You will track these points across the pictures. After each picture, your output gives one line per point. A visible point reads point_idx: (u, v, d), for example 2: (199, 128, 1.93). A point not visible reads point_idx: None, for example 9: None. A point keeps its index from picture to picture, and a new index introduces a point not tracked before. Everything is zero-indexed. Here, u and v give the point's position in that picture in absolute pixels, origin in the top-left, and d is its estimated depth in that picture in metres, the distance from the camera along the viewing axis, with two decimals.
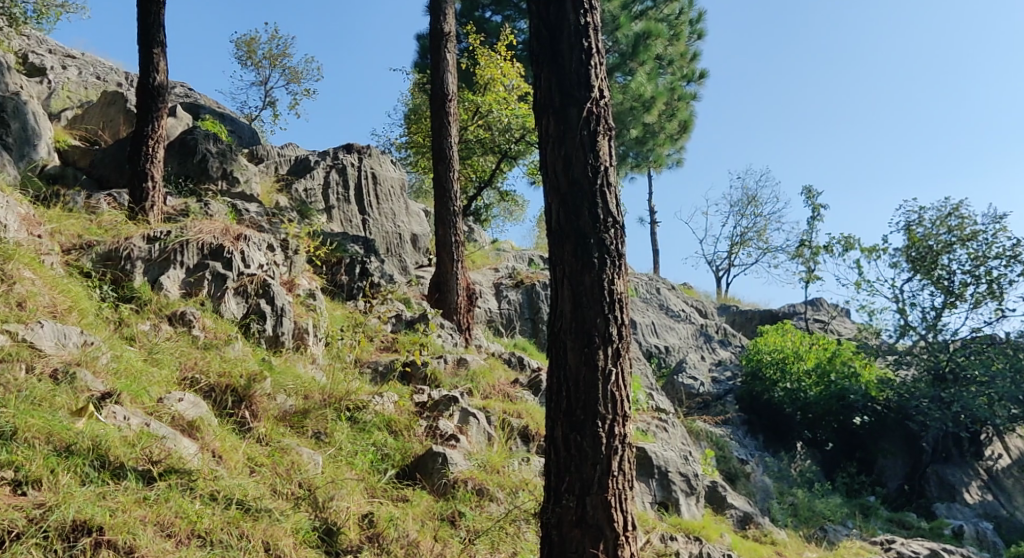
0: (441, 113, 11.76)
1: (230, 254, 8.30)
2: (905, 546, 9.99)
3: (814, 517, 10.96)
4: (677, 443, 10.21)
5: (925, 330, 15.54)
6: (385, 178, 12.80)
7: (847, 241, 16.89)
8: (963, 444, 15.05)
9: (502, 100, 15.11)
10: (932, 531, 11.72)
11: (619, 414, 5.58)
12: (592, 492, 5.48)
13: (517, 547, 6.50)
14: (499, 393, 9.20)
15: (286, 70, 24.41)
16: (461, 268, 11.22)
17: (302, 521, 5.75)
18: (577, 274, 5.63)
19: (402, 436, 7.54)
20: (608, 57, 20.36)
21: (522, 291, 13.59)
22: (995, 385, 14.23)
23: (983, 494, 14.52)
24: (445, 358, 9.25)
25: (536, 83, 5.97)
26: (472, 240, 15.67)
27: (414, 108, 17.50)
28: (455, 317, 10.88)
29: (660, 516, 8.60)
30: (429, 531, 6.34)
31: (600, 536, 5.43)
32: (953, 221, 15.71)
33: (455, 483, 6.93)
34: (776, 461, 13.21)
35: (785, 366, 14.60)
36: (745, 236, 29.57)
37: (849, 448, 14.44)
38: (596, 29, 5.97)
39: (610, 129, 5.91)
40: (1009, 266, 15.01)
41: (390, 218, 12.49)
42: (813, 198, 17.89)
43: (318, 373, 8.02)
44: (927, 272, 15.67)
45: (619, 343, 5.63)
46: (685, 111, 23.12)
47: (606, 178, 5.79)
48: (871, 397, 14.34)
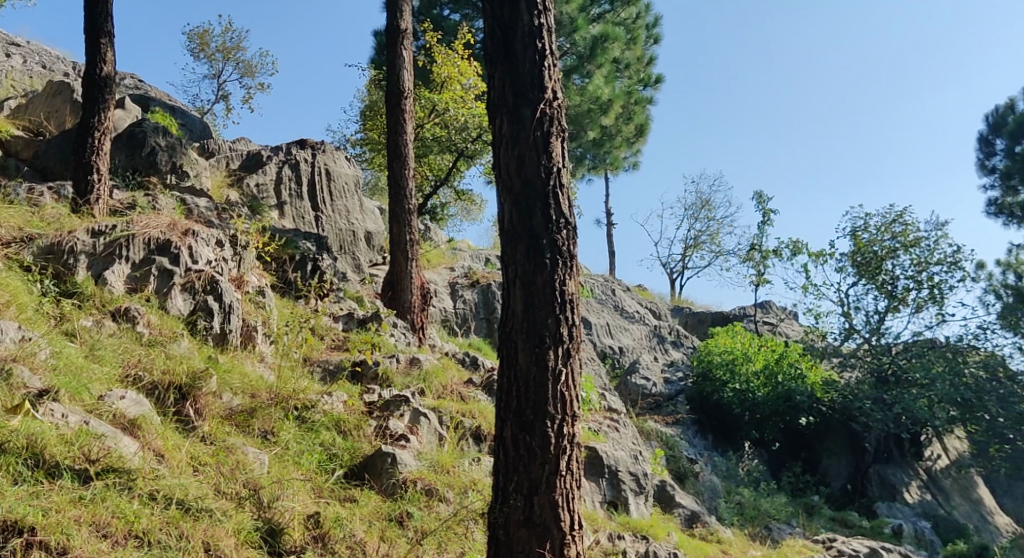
0: (396, 110, 11.67)
1: (178, 249, 8.18)
2: (846, 544, 10.18)
3: (759, 516, 11.10)
4: (628, 443, 10.28)
5: (869, 334, 15.92)
6: (339, 175, 12.66)
7: (795, 246, 17.16)
8: (904, 445, 15.42)
9: (460, 98, 15.05)
10: (873, 529, 11.98)
11: (568, 414, 5.61)
12: (540, 492, 5.50)
13: (465, 547, 6.50)
14: (452, 394, 9.17)
15: (240, 64, 24.05)
16: (415, 267, 11.19)
17: (245, 522, 5.68)
18: (529, 274, 5.64)
19: (351, 436, 7.47)
20: (565, 59, 20.43)
21: (478, 291, 13.59)
22: (935, 387, 14.67)
23: (923, 493, 14.86)
24: (396, 357, 9.18)
25: (489, 83, 5.96)
26: (427, 238, 15.56)
27: (370, 105, 17.32)
28: (409, 316, 10.83)
29: (608, 515, 8.67)
30: (376, 531, 6.32)
31: (547, 535, 5.45)
32: (897, 228, 16.08)
33: (404, 484, 6.91)
34: (725, 461, 13.35)
35: (734, 367, 14.72)
36: (698, 239, 29.90)
37: (794, 448, 14.78)
38: (549, 30, 5.99)
39: (562, 130, 5.94)
40: (949, 272, 15.41)
41: (344, 215, 12.38)
42: (764, 203, 18.15)
43: (265, 372, 7.94)
44: (872, 276, 16.02)
45: (569, 344, 5.65)
46: (642, 114, 23.27)
47: (559, 179, 5.81)
48: (817, 398, 14.62)
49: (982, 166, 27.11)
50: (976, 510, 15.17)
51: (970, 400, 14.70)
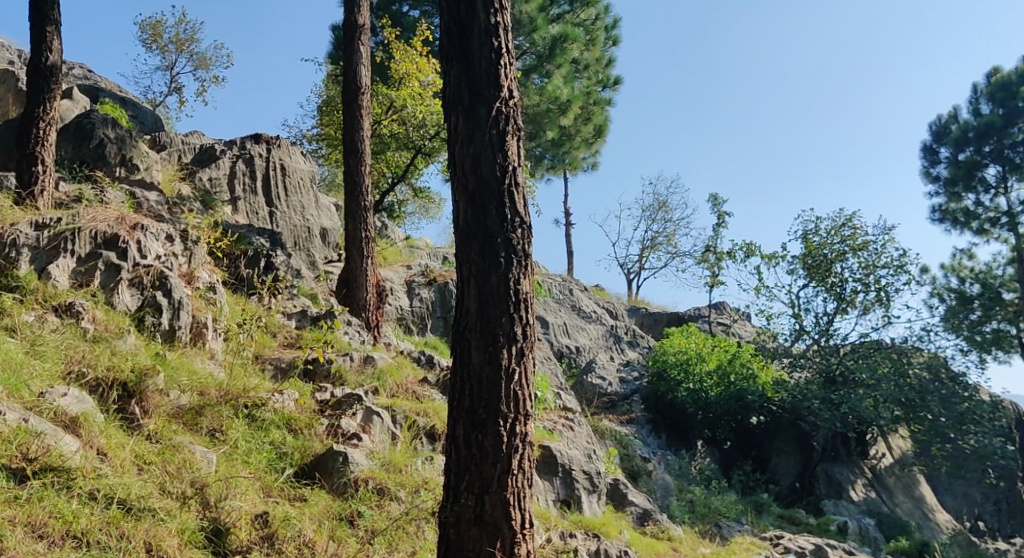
0: (352, 106, 11.55)
1: (126, 244, 8.01)
2: (793, 541, 10.36)
3: (710, 513, 11.23)
4: (582, 441, 10.31)
5: (818, 335, 16.21)
6: (294, 170, 12.50)
7: (749, 248, 17.39)
8: (850, 444, 15.73)
9: (417, 95, 14.99)
10: (819, 526, 12.21)
11: (520, 413, 5.61)
12: (491, 491, 5.49)
13: (415, 546, 6.48)
14: (406, 392, 9.12)
15: (194, 56, 23.63)
16: (371, 265, 11.11)
17: (189, 521, 5.58)
18: (483, 273, 5.63)
19: (302, 435, 7.39)
20: (525, 59, 20.46)
21: (434, 290, 13.55)
22: (881, 388, 15.02)
23: (868, 491, 15.16)
24: (351, 355, 9.09)
25: (444, 81, 5.94)
26: (384, 236, 15.44)
27: (328, 100, 17.13)
28: (364, 314, 10.76)
29: (561, 513, 8.70)
30: (327, 531, 6.25)
31: (498, 534, 5.45)
32: (846, 231, 16.39)
33: (355, 483, 6.87)
34: (678, 459, 13.47)
35: (687, 367, 14.88)
36: (655, 240, 30.15)
37: (745, 446, 14.96)
38: (506, 29, 5.99)
39: (518, 129, 5.95)
40: (896, 275, 15.74)
41: (299, 211, 12.25)
42: (719, 206, 18.36)
43: (215, 369, 7.82)
44: (822, 279, 16.30)
45: (523, 343, 5.66)
46: (601, 115, 23.38)
47: (514, 178, 5.82)
48: (768, 398, 14.84)
49: (927, 173, 27.77)
50: (918, 508, 15.47)
51: (914, 400, 15.12)
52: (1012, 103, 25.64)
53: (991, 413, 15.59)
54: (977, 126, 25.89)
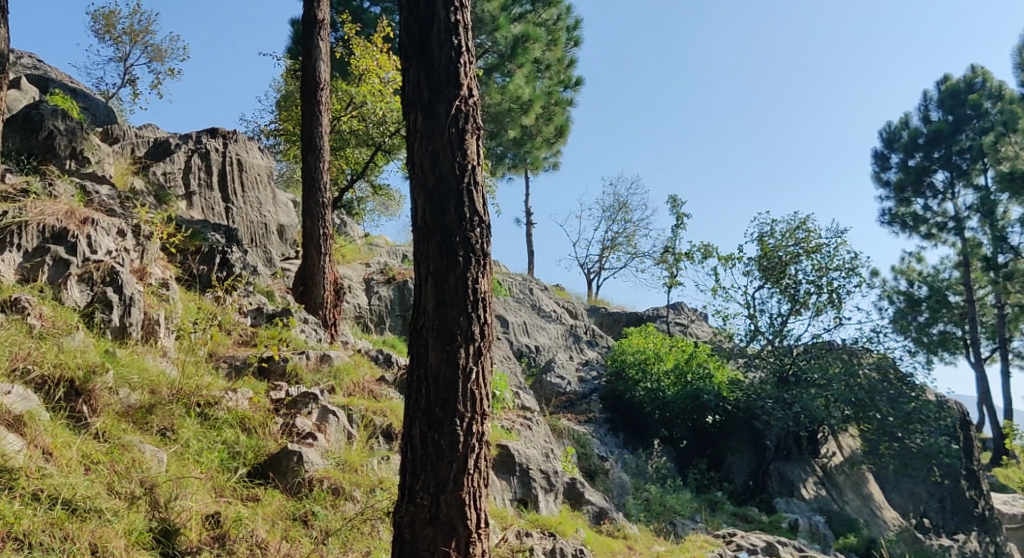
0: (311, 101, 11.41)
1: (75, 239, 7.91)
2: (744, 538, 10.47)
3: (665, 511, 11.33)
4: (539, 441, 10.31)
5: (773, 335, 16.44)
6: (252, 165, 12.32)
7: (706, 249, 17.55)
8: (802, 442, 15.99)
9: (378, 92, 14.73)
10: (771, 524, 12.40)
11: (477, 413, 5.60)
12: (447, 490, 5.48)
13: (370, 546, 6.42)
14: (363, 391, 9.05)
15: (149, 48, 23.20)
16: (329, 262, 11.01)
17: (137, 522, 5.49)
18: (441, 272, 5.61)
19: (256, 434, 7.29)
20: (487, 58, 20.44)
21: (394, 287, 13.48)
22: (832, 389, 15.39)
23: (818, 489, 15.40)
24: (307, 353, 8.99)
25: (403, 78, 5.91)
26: (343, 233, 15.29)
27: (286, 95, 16.93)
28: (321, 312, 10.67)
29: (518, 512, 8.71)
30: (280, 531, 6.20)
31: (453, 533, 5.44)
32: (800, 234, 16.65)
33: (309, 483, 6.81)
34: (634, 458, 13.58)
35: (645, 367, 14.98)
36: (615, 241, 30.33)
37: (701, 445, 15.16)
38: (466, 28, 5.97)
39: (478, 128, 5.93)
40: (848, 277, 16.02)
41: (255, 207, 12.10)
42: (677, 207, 18.52)
43: (168, 367, 7.68)
44: (776, 280, 16.54)
45: (480, 342, 5.64)
46: (562, 115, 23.43)
47: (474, 177, 5.80)
48: (722, 397, 15.03)
49: (877, 178, 28.35)
50: (867, 505, 15.72)
51: (863, 399, 15.53)
52: (960, 111, 26.32)
53: (937, 413, 15.96)
54: (927, 133, 26.51)
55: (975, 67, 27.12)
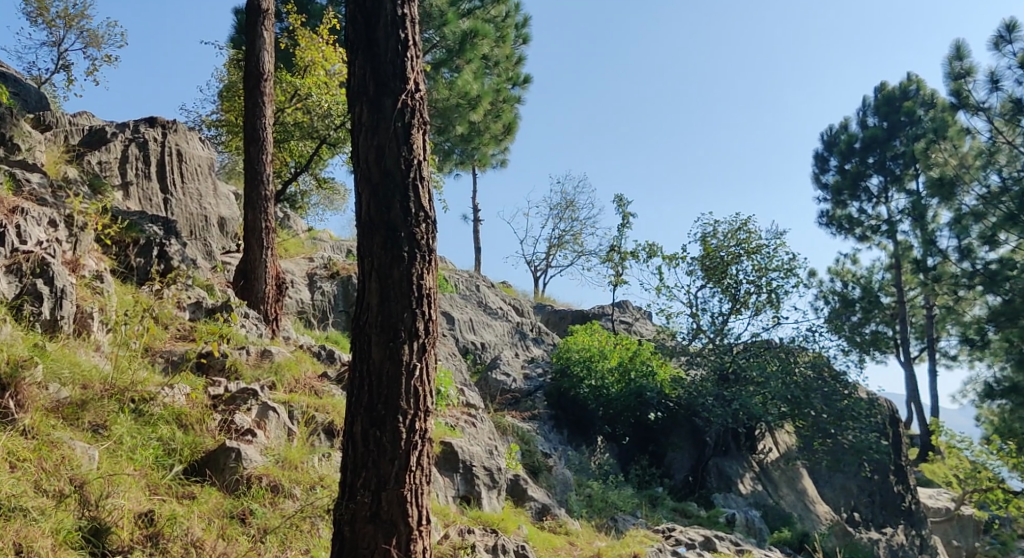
0: (254, 92, 11.17)
1: (4, 228, 7.54)
2: (683, 533, 10.60)
3: (606, 507, 11.42)
4: (483, 438, 10.29)
5: (713, 334, 16.70)
6: (192, 156, 12.05)
7: (651, 249, 17.73)
8: (740, 439, 16.26)
9: (323, 84, 14.42)
10: (709, 519, 12.60)
11: (420, 409, 5.55)
12: (388, 487, 5.43)
13: (309, 545, 6.33)
14: (305, 387, 8.91)
15: (84, 33, 22.51)
16: (271, 257, 10.83)
17: (65, 521, 5.36)
18: (385, 267, 5.55)
19: (193, 431, 7.13)
20: (435, 52, 20.29)
21: (337, 283, 13.33)
22: (770, 386, 15.66)
23: (755, 484, 15.66)
24: (247, 349, 8.83)
25: (349, 70, 5.83)
26: (286, 226, 15.06)
27: (229, 86, 16.60)
28: (262, 307, 10.48)
29: (461, 509, 8.70)
30: (216, 529, 6.07)
31: (394, 531, 5.39)
32: (741, 235, 16.93)
33: (247, 480, 6.70)
34: (578, 454, 13.66)
35: (590, 364, 15.00)
36: (562, 239, 30.45)
37: (642, 442, 15.31)
38: (413, 22, 5.91)
39: (424, 122, 5.88)
40: (786, 278, 16.35)
41: (196, 199, 11.84)
42: (623, 206, 18.67)
43: (100, 361, 7.49)
44: (718, 280, 16.80)
45: (425, 339, 5.60)
46: (509, 112, 23.42)
47: (420, 172, 5.76)
48: (665, 394, 15.27)
49: (817, 180, 29.00)
50: (800, 500, 16.03)
51: (799, 397, 15.86)
52: (895, 117, 27.06)
53: (868, 410, 16.41)
54: (863, 138, 27.19)
55: (910, 75, 27.93)
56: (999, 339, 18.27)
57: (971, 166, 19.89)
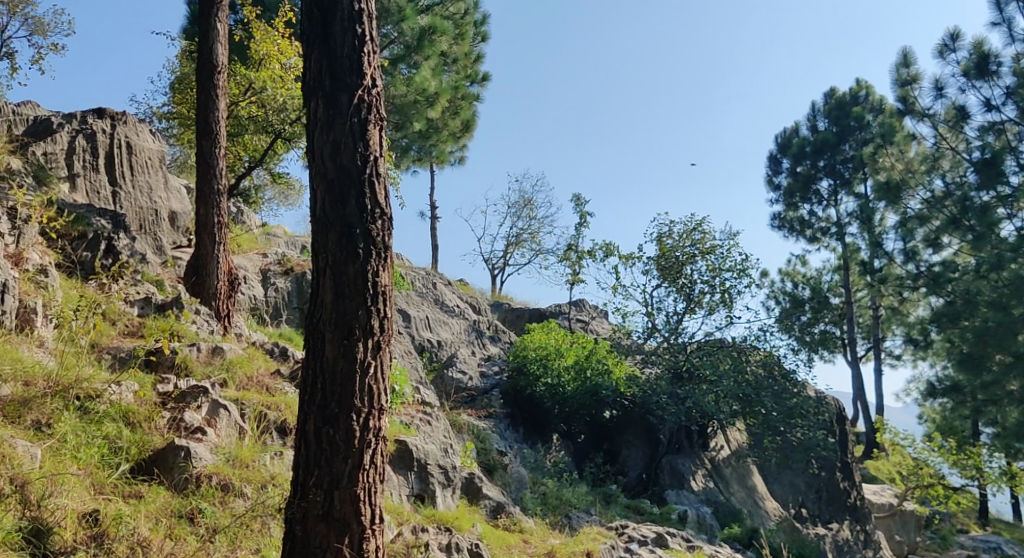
0: (207, 85, 10.96)
1: None
2: (636, 530, 10.70)
3: (561, 504, 11.48)
4: (439, 436, 10.25)
5: (668, 333, 16.88)
6: (142, 148, 11.80)
7: (607, 248, 17.82)
8: (693, 436, 16.44)
9: (279, 77, 14.30)
10: (662, 515, 12.71)
11: (375, 407, 5.50)
12: (341, 486, 5.37)
13: (260, 544, 6.24)
14: (257, 385, 8.78)
15: (30, 21, 21.86)
16: (223, 252, 10.65)
17: (5, 521, 5.23)
18: (340, 264, 5.49)
19: (140, 429, 6.98)
20: (393, 48, 20.11)
21: (292, 279, 13.17)
22: (722, 385, 15.90)
23: (707, 481, 15.79)
24: (198, 345, 8.67)
25: (304, 65, 5.75)
26: (239, 221, 14.82)
27: (181, 77, 16.29)
28: (213, 303, 10.32)
29: (415, 508, 8.66)
30: (163, 529, 5.96)
31: (346, 530, 5.34)
32: (696, 236, 17.11)
33: (196, 479, 6.58)
34: (533, 452, 13.69)
35: (547, 362, 14.97)
36: (520, 237, 30.44)
37: (597, 440, 15.41)
38: (370, 16, 5.85)
39: (381, 118, 5.83)
40: (740, 278, 16.56)
41: (146, 192, 11.60)
42: (581, 205, 18.74)
43: (45, 358, 7.29)
44: (673, 280, 16.96)
45: (379, 336, 5.55)
46: (467, 109, 23.35)
47: (376, 168, 5.70)
48: (620, 393, 15.39)
49: (769, 182, 29.43)
50: (750, 496, 16.25)
51: (750, 395, 16.13)
52: (845, 121, 27.56)
53: (816, 408, 16.75)
54: (814, 142, 27.65)
55: (860, 81, 28.47)
56: (942, 339, 18.73)
57: (917, 170, 20.37)
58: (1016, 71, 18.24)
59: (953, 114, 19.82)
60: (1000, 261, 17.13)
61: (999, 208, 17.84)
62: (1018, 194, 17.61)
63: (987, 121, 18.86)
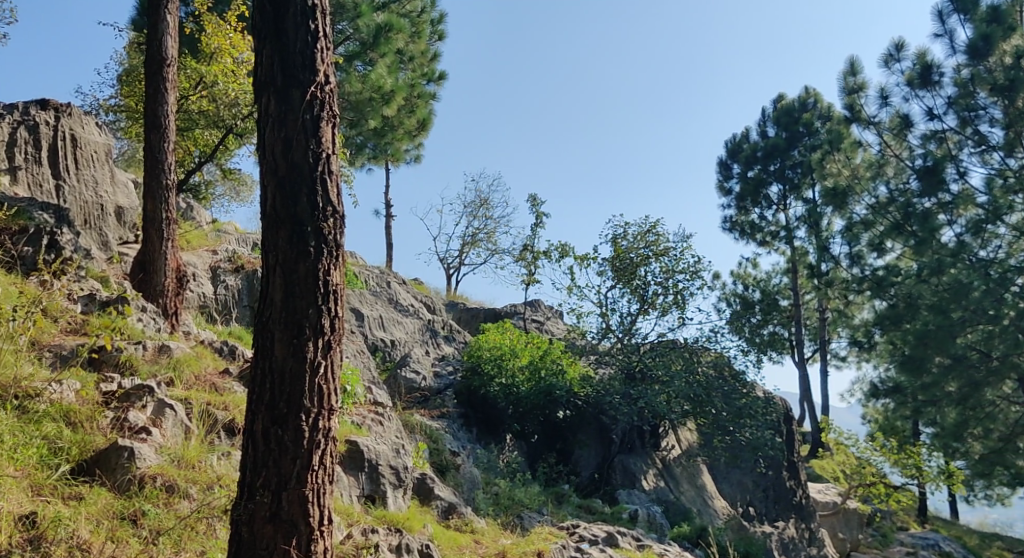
0: (155, 77, 10.73)
1: None
2: (587, 530, 10.74)
3: (513, 504, 11.49)
4: (390, 437, 10.18)
5: (622, 334, 17.05)
6: (87, 142, 11.53)
7: (563, 249, 17.91)
8: (645, 436, 16.55)
9: (230, 72, 14.09)
10: (613, 515, 12.81)
11: (325, 407, 5.45)
12: (289, 487, 5.31)
13: (206, 546, 6.11)
14: (204, 384, 8.63)
15: None
16: (171, 248, 10.46)
17: None
18: (291, 262, 5.43)
19: (81, 429, 6.83)
20: (348, 44, 19.89)
21: (242, 277, 12.99)
22: (673, 385, 16.09)
23: (658, 481, 15.92)
24: (143, 344, 8.50)
25: (256, 60, 5.68)
26: (188, 217, 14.58)
27: (130, 69, 15.94)
28: (161, 301, 10.13)
29: (365, 509, 8.59)
30: (105, 531, 5.84)
31: (294, 532, 5.28)
32: (650, 238, 17.27)
33: (140, 480, 6.45)
34: (486, 452, 13.68)
35: (501, 362, 15.06)
36: (476, 237, 30.40)
37: (550, 439, 15.43)
38: (323, 13, 5.79)
39: (333, 115, 5.77)
40: (692, 280, 16.77)
41: (91, 186, 11.34)
42: (537, 206, 18.79)
43: None
44: (627, 281, 17.09)
45: (330, 336, 5.50)
46: (424, 108, 23.25)
47: (328, 166, 5.64)
48: (574, 393, 15.49)
49: (721, 186, 29.85)
50: (700, 496, 16.40)
51: (701, 396, 16.36)
52: (794, 127, 28.05)
53: (764, 408, 17.06)
54: (764, 147, 28.10)
55: (808, 89, 28.99)
56: (885, 341, 19.19)
57: (863, 177, 20.85)
58: (957, 82, 18.72)
59: (897, 122, 20.31)
60: (939, 265, 17.43)
61: (940, 215, 18.33)
62: (958, 201, 18.09)
63: (929, 130, 19.34)
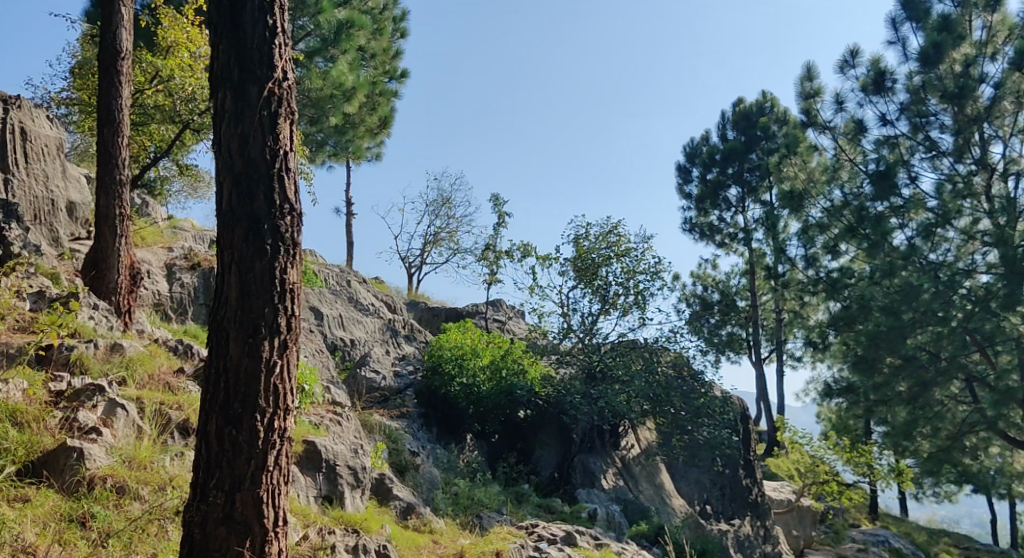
0: (109, 70, 10.51)
1: None
2: (546, 529, 10.76)
3: (472, 504, 11.46)
4: (349, 437, 10.09)
5: (583, 334, 17.15)
6: (38, 135, 11.26)
7: (525, 249, 17.91)
8: (604, 435, 16.63)
9: (187, 66, 13.70)
10: (572, 514, 12.87)
11: (281, 406, 5.37)
12: (243, 488, 5.23)
13: (157, 547, 5.99)
14: (158, 383, 8.46)
15: None
16: (124, 245, 10.26)
17: None
18: (247, 260, 5.35)
19: (29, 429, 6.67)
20: (309, 40, 19.65)
21: (198, 275, 12.80)
22: (633, 385, 16.20)
23: (617, 480, 16.01)
24: (95, 342, 8.32)
25: (212, 55, 5.59)
26: (143, 214, 14.35)
27: (83, 62, 15.60)
28: (113, 299, 9.93)
29: (322, 510, 8.52)
30: (52, 534, 5.73)
31: (247, 533, 5.21)
32: (612, 238, 17.36)
33: (89, 482, 6.32)
34: (446, 452, 13.64)
35: (462, 362, 15.00)
36: (437, 236, 30.29)
37: (511, 439, 15.44)
38: (281, 8, 5.72)
39: (291, 112, 5.70)
40: (652, 280, 16.87)
41: (41, 180, 11.09)
42: (499, 205, 18.76)
43: None
44: (589, 281, 17.16)
45: (286, 335, 5.43)
46: (385, 106, 23.08)
47: (286, 163, 5.58)
48: (534, 393, 15.50)
49: (680, 189, 30.12)
50: (658, 494, 16.51)
51: (659, 395, 16.52)
52: (752, 131, 28.40)
53: (721, 408, 17.26)
54: (723, 150, 28.42)
55: (766, 93, 29.37)
56: (839, 342, 19.53)
57: (818, 180, 21.19)
58: (909, 88, 19.12)
59: (851, 127, 20.66)
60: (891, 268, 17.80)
61: (892, 218, 18.62)
62: (909, 205, 18.43)
63: (883, 135, 19.69)
